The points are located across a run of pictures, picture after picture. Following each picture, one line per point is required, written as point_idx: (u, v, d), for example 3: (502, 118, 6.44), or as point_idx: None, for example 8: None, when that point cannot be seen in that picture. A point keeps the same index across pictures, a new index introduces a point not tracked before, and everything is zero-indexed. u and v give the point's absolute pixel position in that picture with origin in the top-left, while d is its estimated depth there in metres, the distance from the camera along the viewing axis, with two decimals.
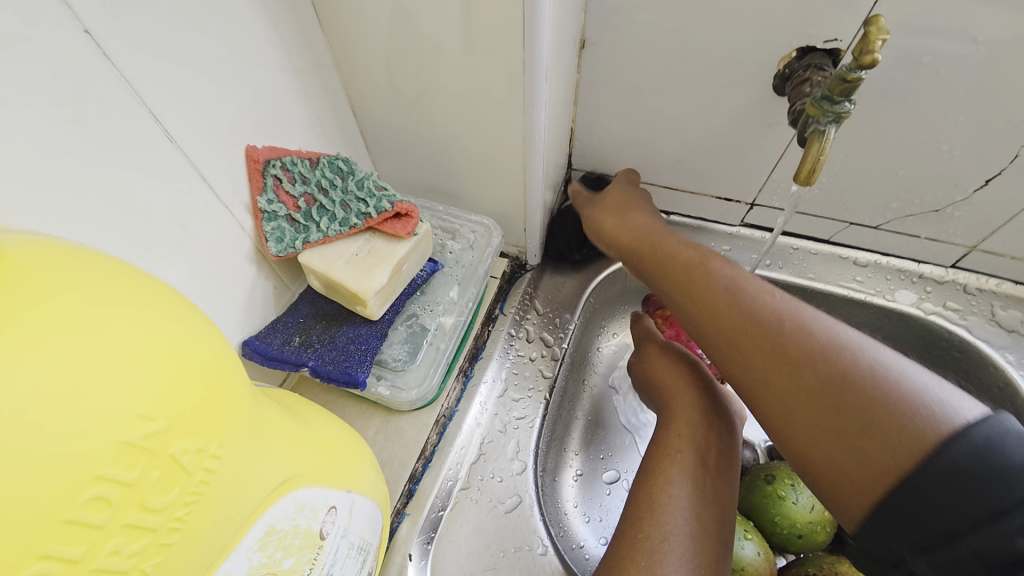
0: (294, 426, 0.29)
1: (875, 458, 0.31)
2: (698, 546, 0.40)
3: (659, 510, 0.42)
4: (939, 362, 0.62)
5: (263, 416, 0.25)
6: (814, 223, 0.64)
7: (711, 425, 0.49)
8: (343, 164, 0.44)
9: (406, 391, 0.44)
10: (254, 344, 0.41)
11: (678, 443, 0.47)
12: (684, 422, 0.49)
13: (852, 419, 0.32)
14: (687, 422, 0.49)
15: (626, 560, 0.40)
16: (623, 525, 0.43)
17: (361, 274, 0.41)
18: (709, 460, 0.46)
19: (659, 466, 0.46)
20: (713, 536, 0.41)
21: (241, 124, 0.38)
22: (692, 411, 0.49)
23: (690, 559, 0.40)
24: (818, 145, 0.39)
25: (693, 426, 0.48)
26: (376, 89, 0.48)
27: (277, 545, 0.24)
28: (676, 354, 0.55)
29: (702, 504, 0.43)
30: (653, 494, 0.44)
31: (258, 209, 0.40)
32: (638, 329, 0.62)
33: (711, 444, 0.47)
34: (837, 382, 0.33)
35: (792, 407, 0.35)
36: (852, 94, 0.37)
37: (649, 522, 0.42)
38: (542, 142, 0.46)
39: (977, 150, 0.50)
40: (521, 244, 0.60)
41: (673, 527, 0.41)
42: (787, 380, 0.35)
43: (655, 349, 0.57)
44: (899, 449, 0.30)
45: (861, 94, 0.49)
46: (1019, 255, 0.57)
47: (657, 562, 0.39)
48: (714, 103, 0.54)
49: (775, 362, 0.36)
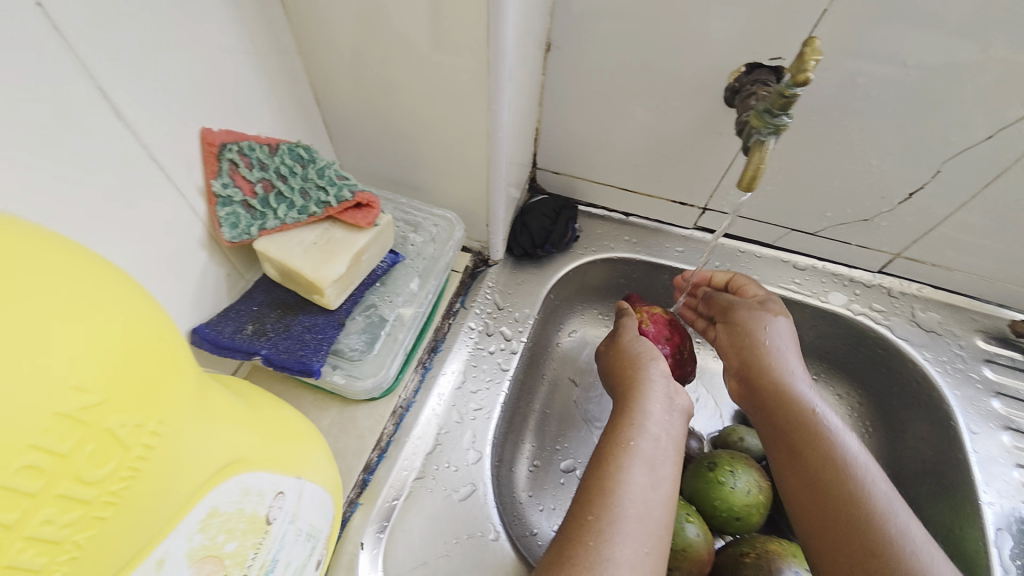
0: (241, 409, 0.29)
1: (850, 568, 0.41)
2: (642, 529, 0.43)
3: (608, 494, 0.44)
4: (866, 358, 0.67)
5: (209, 398, 0.25)
6: (759, 228, 0.68)
7: (662, 415, 0.51)
8: (304, 152, 0.44)
9: (362, 379, 0.43)
10: (204, 332, 0.40)
11: (630, 431, 0.49)
12: (639, 411, 0.51)
13: (850, 541, 0.42)
14: (640, 411, 0.50)
15: (575, 543, 0.42)
16: (572, 508, 0.45)
17: (319, 263, 0.41)
18: (658, 448, 0.48)
19: (610, 452, 0.47)
20: (656, 518, 0.44)
21: (199, 105, 0.37)
22: (648, 402, 0.51)
23: (635, 540, 0.42)
24: (758, 153, 0.42)
25: (647, 416, 0.50)
26: (341, 79, 0.47)
27: (219, 528, 0.25)
28: (648, 353, 0.57)
29: (649, 488, 0.45)
30: (605, 480, 0.45)
31: (212, 193, 0.39)
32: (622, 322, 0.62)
33: (660, 433, 0.49)
34: (851, 511, 0.43)
35: (817, 506, 0.44)
36: (789, 108, 0.40)
37: (597, 505, 0.44)
38: (505, 139, 0.47)
39: (901, 165, 0.54)
40: (484, 239, 0.61)
41: (622, 510, 0.43)
42: (818, 489, 0.45)
43: (627, 342, 0.59)
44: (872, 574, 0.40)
45: (803, 109, 0.53)
46: (936, 261, 0.64)
47: (603, 543, 0.41)
48: (672, 111, 0.57)
49: (815, 472, 0.45)
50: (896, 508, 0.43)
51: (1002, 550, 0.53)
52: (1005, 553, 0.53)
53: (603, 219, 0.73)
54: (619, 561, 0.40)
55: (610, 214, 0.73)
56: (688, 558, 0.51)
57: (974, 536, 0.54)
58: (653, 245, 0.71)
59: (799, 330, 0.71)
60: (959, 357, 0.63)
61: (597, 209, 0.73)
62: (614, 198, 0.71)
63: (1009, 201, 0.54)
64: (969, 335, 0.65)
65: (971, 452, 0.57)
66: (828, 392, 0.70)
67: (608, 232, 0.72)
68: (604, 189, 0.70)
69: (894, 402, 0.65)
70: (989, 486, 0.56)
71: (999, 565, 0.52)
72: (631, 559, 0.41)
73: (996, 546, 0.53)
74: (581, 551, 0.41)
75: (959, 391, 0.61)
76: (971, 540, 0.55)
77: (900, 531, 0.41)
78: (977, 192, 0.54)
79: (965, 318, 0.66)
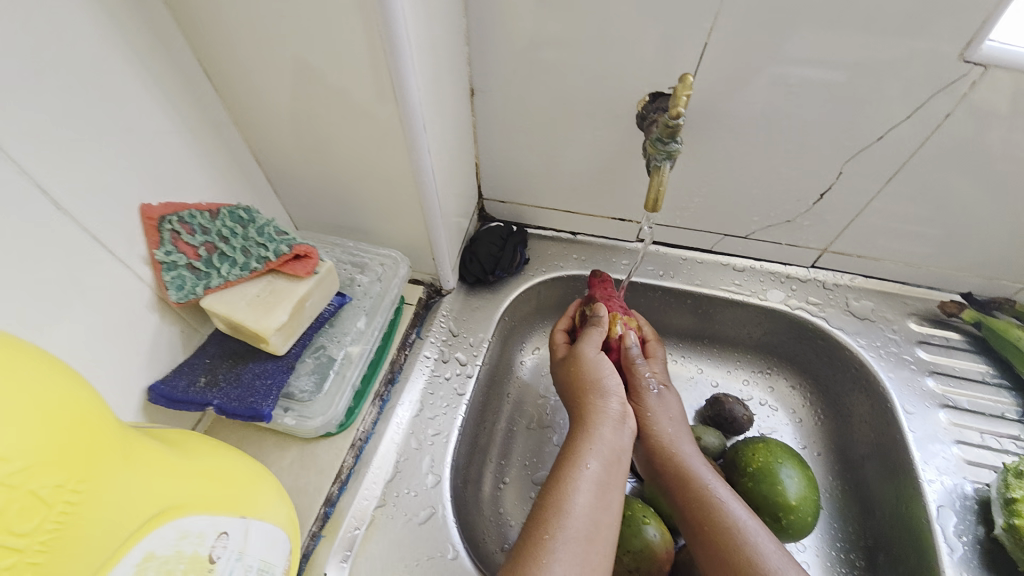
0: (177, 463, 0.33)
1: None
2: (589, 545, 0.45)
3: (563, 513, 0.46)
4: (809, 349, 0.71)
5: (139, 457, 0.29)
6: (695, 236, 0.72)
7: (616, 438, 0.53)
8: (244, 214, 0.48)
9: (312, 418, 0.47)
10: (159, 388, 0.44)
11: (584, 454, 0.51)
12: (595, 434, 0.52)
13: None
14: (597, 435, 0.52)
15: (528, 559, 0.44)
16: (528, 525, 0.47)
17: (262, 314, 0.44)
18: (610, 468, 0.51)
19: (567, 472, 0.49)
20: (604, 535, 0.46)
21: (136, 183, 0.41)
22: (602, 427, 0.53)
23: (582, 556, 0.44)
24: (656, 177, 0.47)
25: (602, 440, 0.52)
26: (278, 142, 0.52)
27: (158, 569, 0.28)
28: (609, 376, 0.57)
29: (598, 507, 0.48)
30: (561, 499, 0.47)
31: (157, 261, 0.43)
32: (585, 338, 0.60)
33: (612, 452, 0.52)
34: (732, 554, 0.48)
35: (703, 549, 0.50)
36: (678, 136, 0.45)
37: (552, 524, 0.46)
38: (433, 182, 0.52)
39: (805, 169, 0.60)
40: (433, 271, 0.65)
41: (570, 529, 0.45)
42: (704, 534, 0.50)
43: (589, 359, 0.58)
44: None
45: (707, 127, 0.58)
46: (863, 253, 0.68)
47: (555, 560, 0.43)
48: (593, 138, 0.62)
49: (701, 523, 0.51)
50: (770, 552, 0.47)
51: (947, 527, 0.54)
52: (949, 531, 0.54)
53: (552, 239, 0.77)
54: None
55: (558, 234, 0.77)
56: (645, 560, 0.54)
57: (919, 514, 0.56)
58: (601, 261, 0.75)
59: (747, 329, 0.74)
60: (892, 341, 0.67)
61: (546, 230, 0.77)
62: (559, 220, 0.75)
63: (914, 192, 0.59)
64: (902, 319, 0.68)
65: (909, 432, 0.60)
66: (780, 384, 0.74)
67: (557, 252, 0.76)
68: (548, 212, 0.75)
69: (837, 388, 0.69)
70: (929, 464, 0.58)
71: (945, 542, 0.53)
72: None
73: (939, 523, 0.54)
74: (532, 567, 0.43)
75: (893, 373, 0.64)
76: (916, 518, 0.56)
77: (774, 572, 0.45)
78: (881, 188, 0.59)
79: (897, 303, 0.69)
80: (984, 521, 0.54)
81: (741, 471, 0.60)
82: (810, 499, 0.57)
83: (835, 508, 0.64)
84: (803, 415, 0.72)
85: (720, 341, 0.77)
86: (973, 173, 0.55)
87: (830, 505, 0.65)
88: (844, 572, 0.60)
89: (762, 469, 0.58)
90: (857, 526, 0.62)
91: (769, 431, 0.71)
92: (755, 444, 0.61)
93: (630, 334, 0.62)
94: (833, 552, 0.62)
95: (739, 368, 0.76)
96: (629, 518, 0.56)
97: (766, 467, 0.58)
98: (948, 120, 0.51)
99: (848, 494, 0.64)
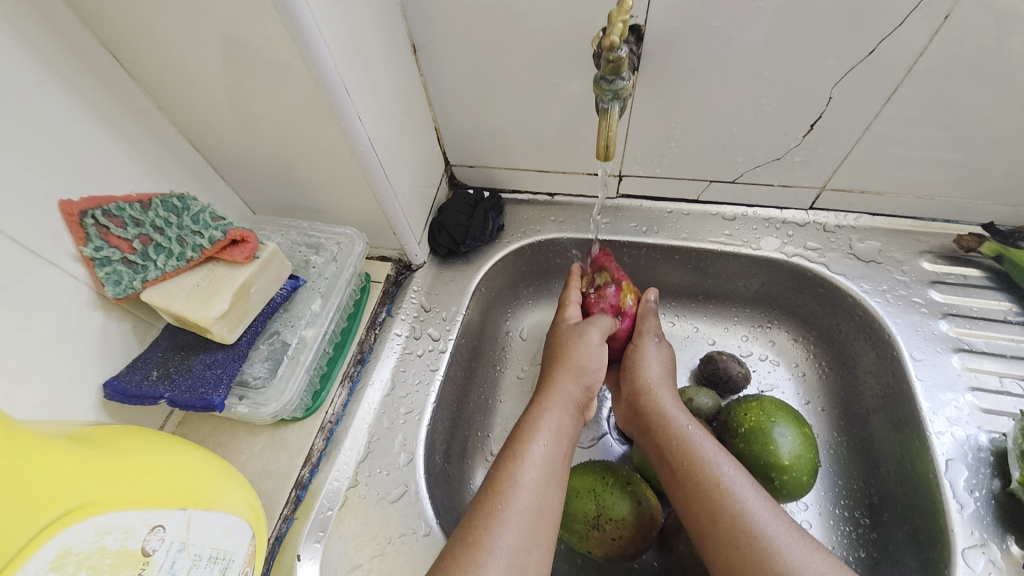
0: (104, 463, 0.33)
1: (716, 551, 0.45)
2: (538, 517, 0.44)
3: (514, 487, 0.45)
4: (810, 298, 0.65)
5: (51, 463, 0.30)
6: (678, 186, 0.66)
7: (571, 423, 0.52)
8: (178, 202, 0.47)
9: (266, 405, 0.47)
10: (113, 385, 0.43)
11: (534, 433, 0.49)
12: (552, 416, 0.51)
13: (708, 525, 0.46)
14: (553, 414, 0.51)
15: (478, 529, 0.42)
16: (481, 494, 0.45)
17: (201, 303, 0.43)
18: (563, 450, 0.50)
19: (519, 446, 0.48)
20: (550, 509, 0.45)
21: (53, 179, 0.40)
22: (559, 410, 0.52)
23: (529, 528, 0.43)
24: (605, 122, 0.42)
25: (558, 421, 0.51)
26: (209, 124, 0.49)
27: (78, 564, 0.28)
28: (594, 370, 0.56)
29: (547, 483, 0.46)
30: (513, 472, 0.46)
31: (88, 258, 0.42)
32: (591, 323, 0.58)
33: (563, 431, 0.51)
34: (714, 505, 0.46)
35: (683, 500, 0.49)
36: (623, 72, 0.40)
37: (504, 496, 0.44)
38: (372, 150, 0.49)
39: (791, 98, 0.53)
40: (398, 246, 0.63)
41: (519, 501, 0.44)
42: (686, 488, 0.49)
43: (589, 347, 0.56)
44: (731, 552, 0.44)
45: (672, 63, 0.52)
46: (866, 188, 0.61)
47: (504, 530, 0.42)
48: (551, 86, 0.57)
49: (683, 479, 0.49)
50: (754, 503, 0.45)
51: (957, 483, 0.50)
52: (960, 486, 0.49)
53: (528, 203, 0.73)
54: (515, 548, 0.41)
55: (535, 197, 0.73)
56: (631, 528, 0.52)
57: (926, 468, 0.52)
58: (579, 221, 0.70)
59: (742, 281, 0.69)
60: (901, 284, 0.60)
61: (521, 194, 0.73)
62: (533, 181, 0.71)
63: (917, 112, 0.52)
64: (913, 258, 0.62)
65: (917, 381, 0.55)
66: (781, 338, 0.69)
67: (533, 215, 0.72)
68: (520, 174, 0.70)
69: (844, 339, 0.64)
70: (938, 415, 0.53)
71: (955, 499, 0.49)
72: (525, 546, 0.42)
73: (948, 478, 0.50)
74: (483, 536, 0.42)
75: (901, 319, 0.58)
76: (923, 473, 0.52)
77: (759, 522, 0.44)
78: (879, 112, 0.53)
79: (908, 241, 0.63)
80: (999, 474, 0.49)
81: (733, 432, 0.56)
82: (807, 458, 0.53)
83: (839, 465, 0.60)
84: (805, 368, 0.67)
85: (716, 297, 0.72)
86: (983, 81, 0.48)
87: (833, 462, 0.61)
88: (849, 530, 0.57)
89: (754, 429, 0.54)
90: (862, 483, 0.58)
91: (769, 387, 0.67)
92: (748, 403, 0.57)
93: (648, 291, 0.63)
94: (837, 510, 0.58)
95: (737, 324, 0.72)
96: (616, 485, 0.54)
97: (759, 427, 0.54)
98: (951, 20, 0.44)
99: (854, 451, 0.60)
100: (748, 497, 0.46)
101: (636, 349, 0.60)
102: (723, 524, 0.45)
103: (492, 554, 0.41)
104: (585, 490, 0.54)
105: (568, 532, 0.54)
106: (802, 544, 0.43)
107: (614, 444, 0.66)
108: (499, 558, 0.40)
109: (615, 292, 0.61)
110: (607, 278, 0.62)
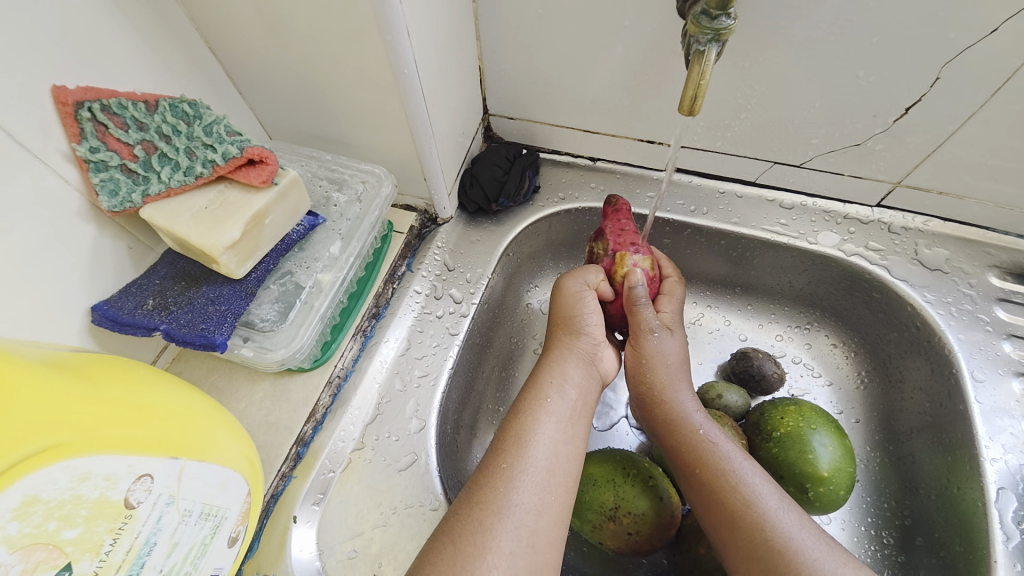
0: (83, 397, 0.28)
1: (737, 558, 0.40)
2: (549, 478, 0.40)
3: (525, 444, 0.41)
4: (861, 303, 0.61)
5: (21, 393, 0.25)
6: (737, 164, 0.61)
7: (581, 375, 0.48)
8: (190, 108, 0.40)
9: (273, 351, 0.42)
10: (102, 309, 0.38)
11: (548, 388, 0.45)
12: (561, 369, 0.47)
13: (729, 526, 0.41)
14: (559, 367, 0.47)
15: (487, 488, 0.38)
16: (487, 454, 0.41)
17: (208, 228, 0.38)
18: (576, 404, 0.45)
19: (531, 402, 0.44)
20: (567, 469, 0.41)
21: (42, 58, 0.34)
22: (568, 363, 0.48)
23: (544, 488, 0.39)
24: (698, 68, 0.37)
25: (565, 380, 0.46)
26: (230, 22, 0.42)
27: (48, 515, 0.24)
28: (590, 316, 0.50)
29: (563, 441, 0.42)
30: (522, 429, 0.42)
31: (81, 159, 0.36)
32: (585, 269, 0.54)
33: (576, 386, 0.46)
34: (736, 507, 0.41)
35: (700, 499, 0.44)
36: (731, 6, 0.34)
37: (513, 454, 0.40)
38: (416, 76, 0.43)
39: (892, 75, 0.47)
40: (426, 195, 0.57)
41: (532, 459, 0.40)
42: (703, 487, 0.43)
43: (573, 296, 0.51)
44: (755, 555, 0.39)
45: (768, 14, 0.45)
46: (945, 190, 0.55)
47: (514, 490, 0.38)
48: (621, 31, 0.50)
49: (699, 476, 0.44)
50: (780, 512, 0.40)
51: (1006, 514, 0.46)
52: (1008, 517, 0.46)
53: (568, 165, 0.67)
54: (526, 508, 0.37)
55: (575, 160, 0.66)
56: (649, 524, 0.48)
57: (973, 496, 0.48)
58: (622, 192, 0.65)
59: (789, 277, 0.64)
60: (968, 298, 0.56)
61: (561, 155, 0.67)
62: (576, 143, 0.65)
63: None
64: (981, 272, 0.57)
65: (974, 403, 0.51)
66: (820, 341, 0.65)
67: (572, 180, 0.66)
68: (564, 133, 0.64)
69: (891, 350, 0.60)
70: (993, 441, 0.49)
71: (1000, 529, 0.46)
72: (538, 506, 0.38)
73: (997, 507, 0.47)
74: (492, 497, 0.38)
75: (963, 335, 0.54)
76: (969, 500, 0.49)
77: (786, 530, 0.39)
78: (986, 102, 0.46)
79: (977, 253, 0.57)
80: None
81: (766, 435, 0.52)
82: (845, 472, 0.50)
83: (872, 481, 0.58)
84: (842, 376, 0.63)
85: (756, 290, 0.67)
86: None
87: (866, 477, 0.58)
88: (874, 549, 0.54)
89: (791, 434, 0.51)
90: (895, 503, 0.55)
91: (801, 392, 0.63)
92: (786, 406, 0.53)
93: (632, 274, 0.52)
94: (862, 527, 0.56)
95: (773, 322, 0.67)
96: (636, 478, 0.50)
97: (797, 433, 0.50)
98: None
99: (889, 468, 0.57)
100: (775, 509, 0.40)
101: (634, 335, 0.51)
102: (747, 527, 0.40)
103: (500, 517, 0.37)
104: (602, 479, 0.50)
105: (579, 520, 0.50)
106: (834, 556, 0.37)
107: (629, 434, 0.63)
108: (508, 520, 0.36)
109: (608, 262, 0.54)
110: (603, 246, 0.55)
